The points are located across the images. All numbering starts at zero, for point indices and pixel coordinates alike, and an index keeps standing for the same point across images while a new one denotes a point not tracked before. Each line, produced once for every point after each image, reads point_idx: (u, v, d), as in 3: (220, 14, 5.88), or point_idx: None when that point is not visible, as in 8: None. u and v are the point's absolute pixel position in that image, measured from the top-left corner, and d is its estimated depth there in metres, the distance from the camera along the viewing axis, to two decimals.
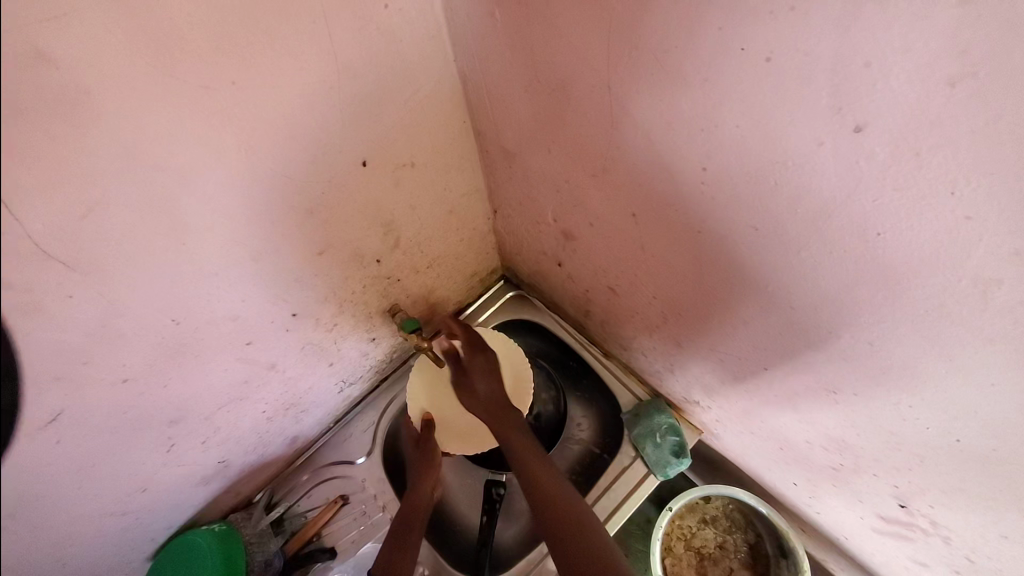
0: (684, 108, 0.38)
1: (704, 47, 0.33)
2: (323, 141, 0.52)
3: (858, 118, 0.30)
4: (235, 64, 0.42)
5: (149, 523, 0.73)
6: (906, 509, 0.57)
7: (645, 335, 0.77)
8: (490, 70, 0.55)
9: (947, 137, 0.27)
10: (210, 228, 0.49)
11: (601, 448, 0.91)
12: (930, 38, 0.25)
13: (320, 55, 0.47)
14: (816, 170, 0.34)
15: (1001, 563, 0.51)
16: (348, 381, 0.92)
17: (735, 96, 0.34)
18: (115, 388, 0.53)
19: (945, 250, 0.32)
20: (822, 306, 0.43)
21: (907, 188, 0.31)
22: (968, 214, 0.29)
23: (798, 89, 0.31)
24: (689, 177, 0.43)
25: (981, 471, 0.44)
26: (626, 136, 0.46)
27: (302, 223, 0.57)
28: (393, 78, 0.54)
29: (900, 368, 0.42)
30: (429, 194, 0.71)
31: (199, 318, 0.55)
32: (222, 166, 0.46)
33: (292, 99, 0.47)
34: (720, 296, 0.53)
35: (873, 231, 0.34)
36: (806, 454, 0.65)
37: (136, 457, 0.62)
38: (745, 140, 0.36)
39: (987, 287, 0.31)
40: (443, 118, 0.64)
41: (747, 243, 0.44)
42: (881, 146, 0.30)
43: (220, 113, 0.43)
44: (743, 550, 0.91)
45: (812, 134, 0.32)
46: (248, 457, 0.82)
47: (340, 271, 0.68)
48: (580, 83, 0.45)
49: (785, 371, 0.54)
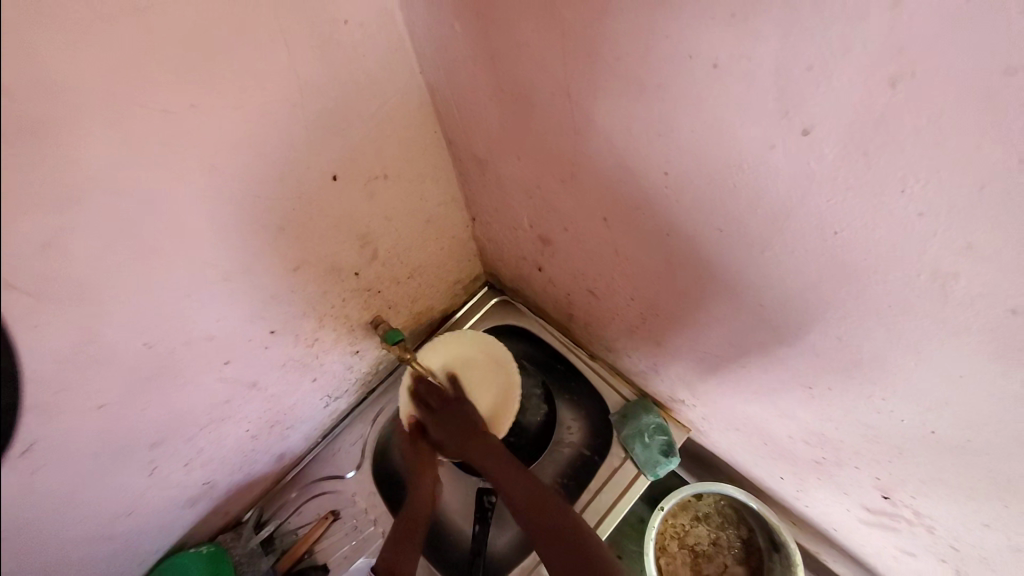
0: (642, 113, 0.38)
1: (655, 54, 0.34)
2: (289, 158, 0.52)
3: (805, 120, 0.30)
4: (192, 85, 0.41)
5: (133, 551, 0.72)
6: (889, 500, 0.57)
7: (627, 337, 0.77)
8: (455, 80, 0.55)
9: (893, 136, 0.27)
10: (177, 250, 0.48)
11: (591, 450, 0.90)
12: (868, 40, 0.25)
13: (280, 72, 0.46)
14: (772, 173, 0.34)
15: (985, 551, 0.52)
16: (333, 395, 0.91)
17: (689, 101, 0.34)
18: (91, 416, 0.51)
19: (902, 246, 0.32)
20: (790, 304, 0.43)
21: (859, 188, 0.31)
22: (920, 210, 0.29)
23: (748, 94, 0.31)
24: (653, 181, 0.43)
25: (957, 461, 0.44)
26: (589, 142, 0.46)
27: (274, 241, 0.57)
28: (358, 91, 0.54)
29: (871, 363, 0.42)
30: (404, 205, 0.71)
31: (174, 340, 0.54)
32: (186, 188, 0.45)
33: (255, 119, 0.47)
34: (695, 297, 0.53)
35: (832, 230, 0.34)
36: (791, 449, 0.65)
37: (116, 485, 0.60)
38: (702, 144, 0.37)
39: (944, 282, 0.32)
40: (412, 129, 0.64)
41: (714, 244, 0.44)
42: (830, 147, 0.30)
43: (179, 135, 0.42)
44: (736, 546, 0.91)
45: (764, 136, 0.33)
46: (234, 478, 0.81)
47: (317, 286, 0.67)
48: (541, 91, 0.45)
49: (762, 368, 0.54)
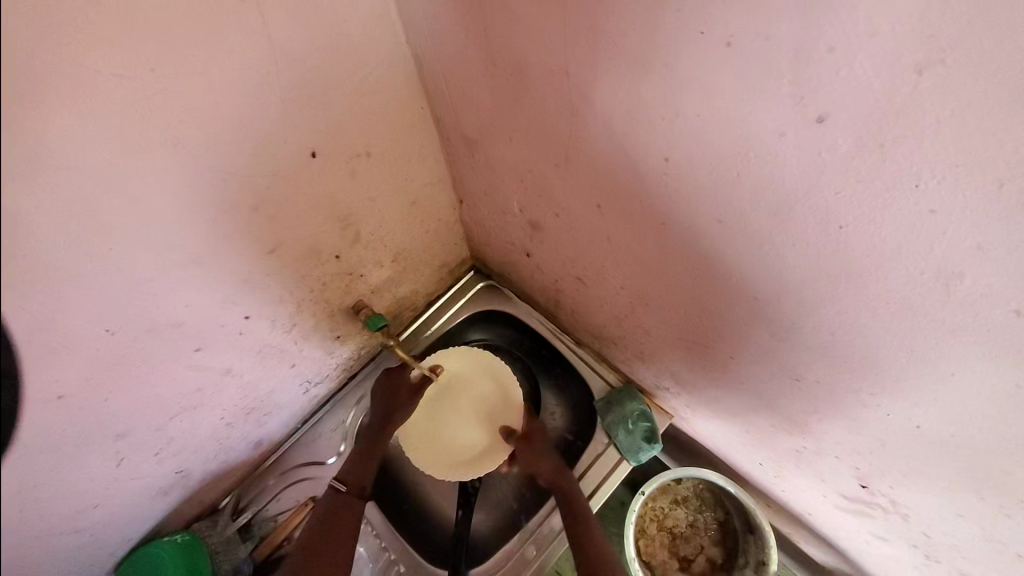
0: (646, 95, 0.36)
1: (664, 31, 0.31)
2: (265, 133, 0.48)
3: (820, 108, 0.28)
4: (150, 46, 0.37)
5: (104, 542, 0.69)
6: (867, 489, 0.58)
7: (614, 325, 0.76)
8: (445, 52, 0.52)
9: (912, 129, 0.26)
10: (141, 229, 0.44)
11: (574, 435, 0.91)
12: (897, 22, 0.23)
13: (253, 36, 0.42)
14: (778, 162, 0.33)
15: (955, 537, 0.54)
16: (314, 381, 0.88)
17: (697, 84, 0.33)
18: (50, 407, 0.48)
19: (908, 243, 0.31)
20: (786, 297, 0.42)
21: (870, 182, 0.30)
22: (931, 207, 0.28)
23: (760, 78, 0.29)
24: (653, 169, 0.42)
25: (937, 454, 0.45)
26: (587, 125, 0.43)
27: (248, 221, 0.53)
28: (340, 61, 0.50)
29: (862, 358, 0.42)
30: (388, 185, 0.68)
31: (140, 326, 0.51)
32: (150, 162, 0.42)
33: (225, 86, 0.43)
34: (687, 287, 0.52)
35: (836, 224, 0.33)
36: (773, 438, 0.66)
37: (80, 476, 0.57)
38: (707, 130, 0.35)
39: (948, 281, 0.31)
40: (398, 104, 0.60)
41: (711, 234, 0.43)
42: (843, 138, 0.29)
43: (141, 103, 0.38)
44: (714, 528, 0.93)
45: (774, 124, 0.31)
46: (210, 465, 0.79)
47: (295, 269, 0.64)
48: (537, 69, 0.43)
49: (751, 360, 0.54)
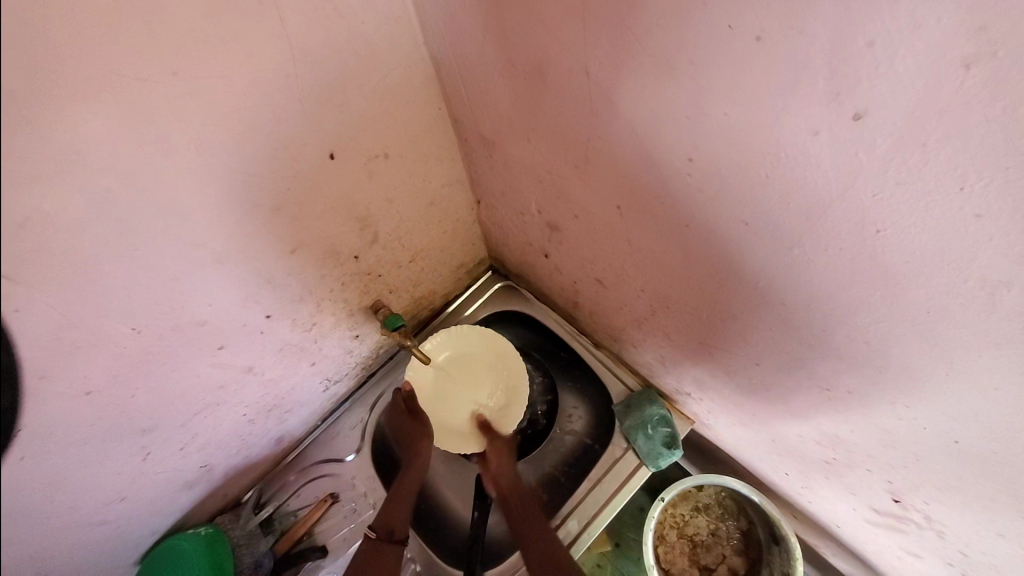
0: (668, 93, 0.35)
1: (689, 26, 0.30)
2: (285, 135, 0.49)
3: (857, 105, 0.27)
4: (172, 52, 0.37)
5: (132, 531, 0.71)
6: (899, 503, 0.56)
7: (634, 328, 0.75)
8: (463, 52, 0.51)
9: (958, 127, 0.24)
10: (164, 232, 0.45)
11: (593, 439, 0.90)
12: (944, 12, 0.21)
13: (272, 40, 0.42)
14: (810, 162, 0.31)
15: (996, 559, 0.51)
16: (333, 379, 0.89)
17: (723, 81, 0.31)
18: (80, 402, 0.50)
19: (951, 249, 0.29)
20: (816, 303, 0.40)
21: (910, 184, 0.28)
22: (979, 212, 0.26)
23: (790, 74, 0.28)
24: (675, 169, 0.40)
25: (978, 471, 0.42)
26: (607, 124, 0.42)
27: (268, 222, 0.54)
28: (357, 63, 0.50)
29: (897, 368, 0.40)
30: (406, 186, 0.68)
31: (164, 325, 0.52)
32: (173, 166, 0.42)
33: (245, 90, 0.43)
34: (710, 291, 0.50)
35: (872, 228, 0.32)
36: (799, 447, 0.63)
37: (109, 468, 0.59)
38: (734, 129, 0.33)
39: (994, 291, 0.29)
40: (416, 105, 0.60)
41: (736, 237, 0.41)
42: (882, 136, 0.27)
43: (164, 108, 0.39)
44: (735, 537, 0.91)
45: (806, 122, 0.29)
46: (233, 460, 0.80)
47: (315, 269, 0.65)
48: (556, 67, 0.42)
49: (777, 367, 0.52)
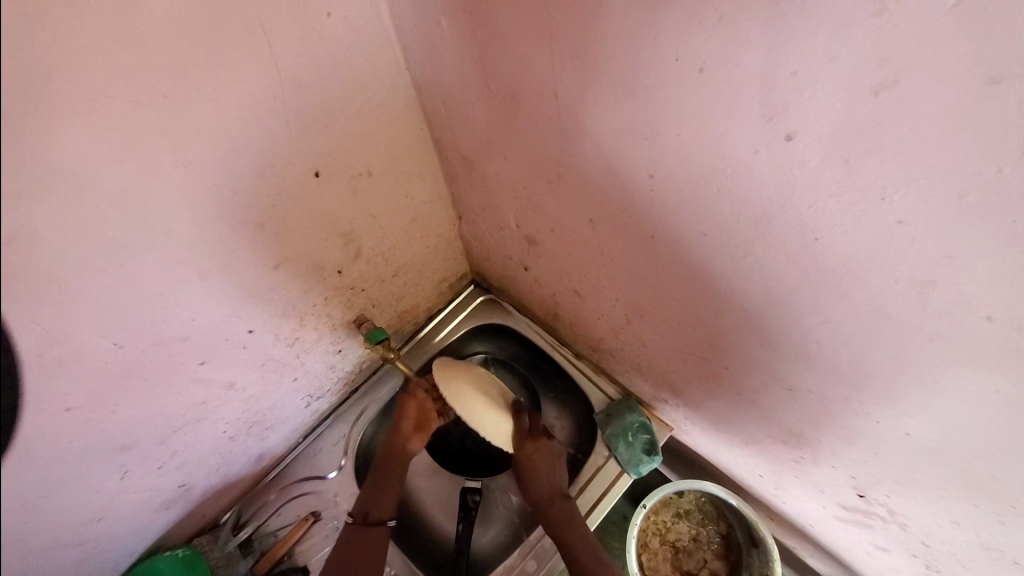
0: (629, 116, 0.38)
1: (643, 57, 0.34)
2: (271, 154, 0.51)
3: (789, 127, 0.30)
4: (163, 74, 0.39)
5: (105, 556, 0.69)
6: (865, 498, 0.59)
7: (612, 337, 0.77)
8: (442, 77, 0.54)
9: (874, 145, 0.28)
10: (150, 246, 0.46)
11: (575, 449, 0.92)
12: (852, 48, 0.25)
13: (260, 65, 0.45)
14: (755, 178, 0.35)
15: (953, 547, 0.54)
16: (315, 394, 0.89)
17: (676, 105, 0.34)
18: (58, 419, 0.49)
19: (880, 253, 0.32)
20: (772, 307, 0.44)
21: (841, 195, 0.31)
22: (899, 218, 0.30)
23: (732, 99, 0.31)
24: (640, 184, 0.43)
25: (929, 460, 0.45)
26: (577, 142, 0.45)
27: (254, 238, 0.55)
28: (341, 86, 0.52)
29: (848, 366, 0.43)
30: (389, 203, 0.70)
31: (148, 339, 0.52)
32: (160, 183, 0.44)
33: (233, 111, 0.45)
34: (678, 298, 0.53)
35: (813, 235, 0.35)
36: (770, 448, 0.66)
37: (85, 488, 0.58)
38: (687, 148, 0.37)
39: (922, 289, 0.32)
40: (399, 125, 0.63)
41: (698, 247, 0.44)
42: (813, 153, 0.31)
43: (152, 127, 0.41)
44: (716, 542, 0.93)
45: (749, 142, 0.33)
46: (212, 479, 0.79)
47: (298, 284, 0.66)
48: (529, 92, 0.45)
49: (745, 370, 0.55)
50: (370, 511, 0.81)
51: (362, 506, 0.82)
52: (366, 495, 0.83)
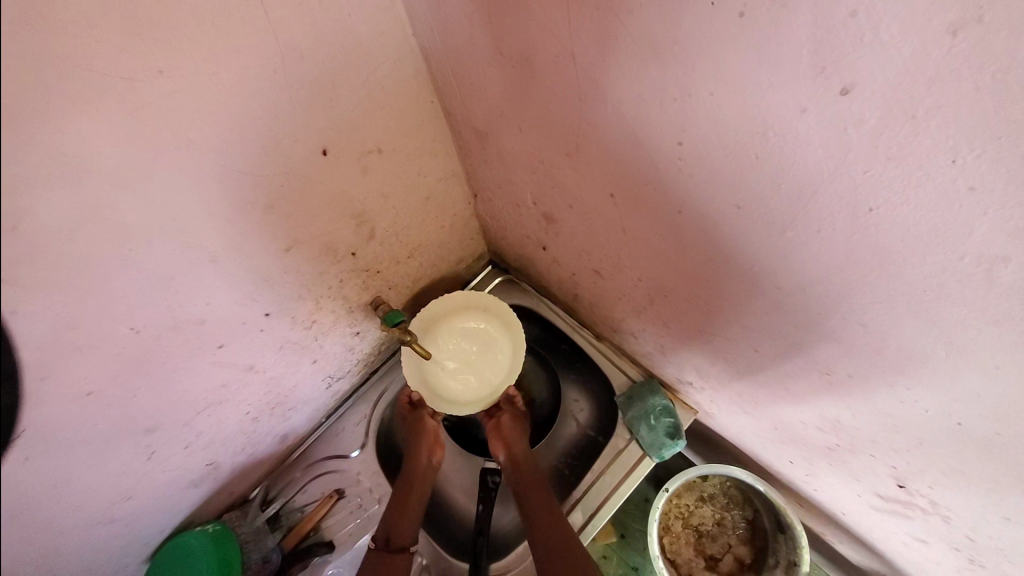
0: (656, 77, 0.34)
1: (672, 5, 0.30)
2: (275, 131, 0.49)
3: (844, 79, 0.26)
4: (157, 48, 0.37)
5: (140, 530, 0.72)
6: (904, 489, 0.55)
7: (634, 318, 0.74)
8: (452, 44, 0.51)
9: (947, 97, 0.24)
10: (158, 230, 0.46)
11: (596, 431, 0.91)
12: None
13: (257, 34, 0.42)
14: (800, 141, 0.31)
15: (1003, 543, 0.50)
16: (335, 376, 0.90)
17: (708, 61, 0.31)
18: (81, 402, 0.50)
19: (944, 225, 0.28)
20: (812, 287, 0.40)
21: (901, 158, 0.27)
22: (971, 184, 0.26)
23: (775, 50, 0.27)
24: (666, 153, 0.40)
25: (981, 453, 0.42)
26: (596, 109, 0.42)
27: (263, 219, 0.54)
28: (346, 57, 0.50)
29: (896, 351, 0.39)
30: (401, 181, 0.68)
31: (162, 324, 0.52)
32: (162, 164, 0.42)
33: (232, 86, 0.43)
34: (705, 277, 0.50)
35: (866, 206, 0.31)
36: (802, 434, 0.63)
37: (114, 468, 0.59)
38: (721, 109, 0.33)
39: (990, 266, 0.28)
40: (408, 97, 0.60)
41: (729, 222, 0.41)
42: (871, 110, 0.26)
43: (150, 107, 0.39)
44: (741, 526, 0.91)
45: (793, 100, 0.29)
46: (237, 458, 0.81)
47: (312, 267, 0.65)
48: (544, 55, 0.41)
49: (776, 353, 0.52)
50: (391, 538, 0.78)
51: (382, 531, 0.79)
52: (385, 521, 0.80)
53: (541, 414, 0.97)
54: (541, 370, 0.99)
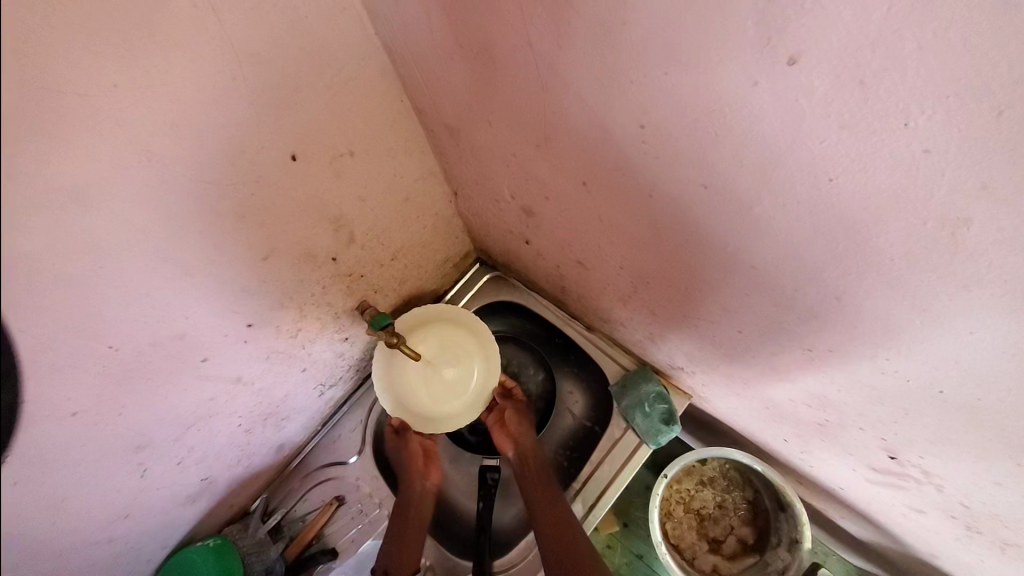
0: (611, 58, 0.34)
1: None
2: (240, 139, 0.48)
3: (791, 48, 0.26)
4: (108, 61, 0.37)
5: (139, 549, 0.72)
6: (896, 460, 0.55)
7: (620, 306, 0.74)
8: (412, 40, 0.50)
9: (893, 59, 0.23)
10: (128, 246, 0.45)
11: (592, 421, 0.91)
12: None
13: (212, 41, 0.42)
14: (755, 116, 0.30)
15: (995, 507, 0.50)
16: (328, 383, 0.89)
17: (659, 38, 0.30)
18: (65, 424, 0.50)
19: (905, 191, 0.28)
20: (788, 262, 0.39)
21: (855, 124, 0.27)
22: (926, 146, 0.25)
23: (723, 22, 0.27)
24: (630, 137, 0.39)
25: (965, 419, 0.41)
26: (558, 98, 0.41)
27: (237, 229, 0.53)
28: (307, 59, 0.49)
29: (873, 322, 0.39)
30: (377, 182, 0.67)
31: (142, 340, 0.52)
32: (125, 179, 0.42)
33: (190, 96, 0.42)
34: (684, 260, 0.49)
35: (826, 177, 0.31)
36: (792, 412, 0.63)
37: (107, 487, 0.59)
38: (677, 89, 0.32)
39: (954, 230, 0.28)
40: (376, 97, 0.59)
41: (699, 202, 0.40)
42: (821, 78, 0.26)
43: (107, 122, 0.39)
44: (743, 507, 0.91)
45: (745, 74, 0.28)
46: (234, 472, 0.81)
47: (292, 274, 0.64)
48: (502, 45, 0.41)
49: (759, 332, 0.52)
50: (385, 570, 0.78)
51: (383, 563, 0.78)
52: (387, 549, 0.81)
53: (537, 404, 0.96)
54: (536, 364, 0.98)
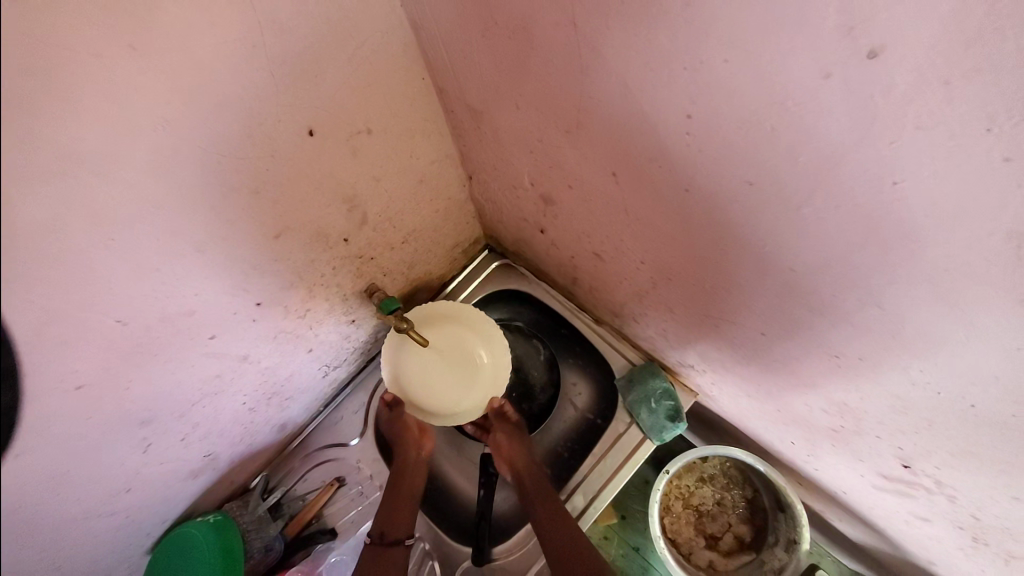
0: (664, 42, 0.32)
1: None
2: (259, 110, 0.46)
3: (873, 40, 0.24)
4: (125, 20, 0.34)
5: (140, 523, 0.71)
6: (910, 469, 0.55)
7: (635, 301, 0.73)
8: (442, 13, 0.48)
9: (988, 58, 0.22)
10: (139, 217, 0.43)
11: (595, 414, 0.89)
12: None
13: (235, 5, 0.39)
14: (819, 111, 0.29)
15: (1009, 522, 0.49)
16: (332, 364, 0.88)
17: (724, 22, 0.28)
18: (70, 398, 0.48)
19: (974, 200, 0.27)
20: (827, 265, 0.38)
21: (932, 127, 0.25)
22: (1008, 155, 0.24)
23: (797, 7, 0.25)
24: (673, 128, 0.37)
25: (993, 435, 0.41)
26: (598, 82, 0.39)
27: (250, 205, 0.52)
28: (331, 29, 0.47)
29: (911, 332, 0.38)
30: (393, 163, 0.65)
31: (149, 316, 0.50)
32: (139, 148, 0.40)
33: (210, 61, 0.40)
34: (710, 258, 0.48)
35: (889, 179, 0.29)
36: (805, 416, 0.63)
37: (110, 461, 0.58)
38: (735, 79, 0.31)
39: (1022, 244, 0.27)
40: (398, 73, 0.57)
41: (740, 199, 0.39)
42: (901, 75, 0.24)
43: (123, 85, 0.36)
44: (741, 505, 0.91)
45: (816, 65, 0.27)
46: (236, 449, 0.80)
47: (303, 253, 0.62)
48: (542, 23, 0.39)
49: (784, 335, 0.51)
50: (386, 532, 0.78)
51: (377, 527, 0.78)
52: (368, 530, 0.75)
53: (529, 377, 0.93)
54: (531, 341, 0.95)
